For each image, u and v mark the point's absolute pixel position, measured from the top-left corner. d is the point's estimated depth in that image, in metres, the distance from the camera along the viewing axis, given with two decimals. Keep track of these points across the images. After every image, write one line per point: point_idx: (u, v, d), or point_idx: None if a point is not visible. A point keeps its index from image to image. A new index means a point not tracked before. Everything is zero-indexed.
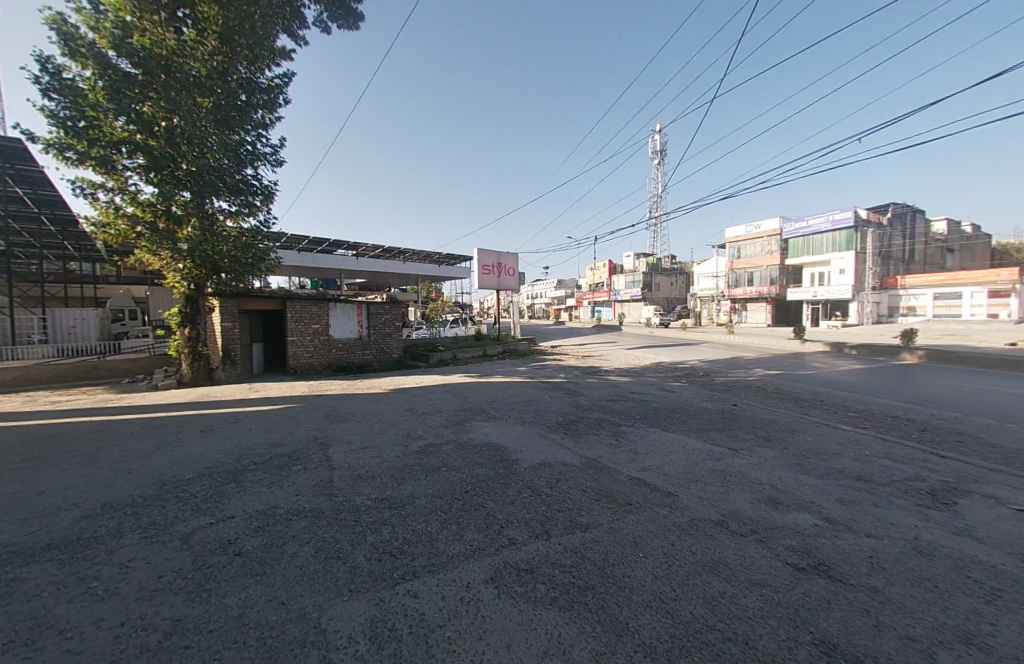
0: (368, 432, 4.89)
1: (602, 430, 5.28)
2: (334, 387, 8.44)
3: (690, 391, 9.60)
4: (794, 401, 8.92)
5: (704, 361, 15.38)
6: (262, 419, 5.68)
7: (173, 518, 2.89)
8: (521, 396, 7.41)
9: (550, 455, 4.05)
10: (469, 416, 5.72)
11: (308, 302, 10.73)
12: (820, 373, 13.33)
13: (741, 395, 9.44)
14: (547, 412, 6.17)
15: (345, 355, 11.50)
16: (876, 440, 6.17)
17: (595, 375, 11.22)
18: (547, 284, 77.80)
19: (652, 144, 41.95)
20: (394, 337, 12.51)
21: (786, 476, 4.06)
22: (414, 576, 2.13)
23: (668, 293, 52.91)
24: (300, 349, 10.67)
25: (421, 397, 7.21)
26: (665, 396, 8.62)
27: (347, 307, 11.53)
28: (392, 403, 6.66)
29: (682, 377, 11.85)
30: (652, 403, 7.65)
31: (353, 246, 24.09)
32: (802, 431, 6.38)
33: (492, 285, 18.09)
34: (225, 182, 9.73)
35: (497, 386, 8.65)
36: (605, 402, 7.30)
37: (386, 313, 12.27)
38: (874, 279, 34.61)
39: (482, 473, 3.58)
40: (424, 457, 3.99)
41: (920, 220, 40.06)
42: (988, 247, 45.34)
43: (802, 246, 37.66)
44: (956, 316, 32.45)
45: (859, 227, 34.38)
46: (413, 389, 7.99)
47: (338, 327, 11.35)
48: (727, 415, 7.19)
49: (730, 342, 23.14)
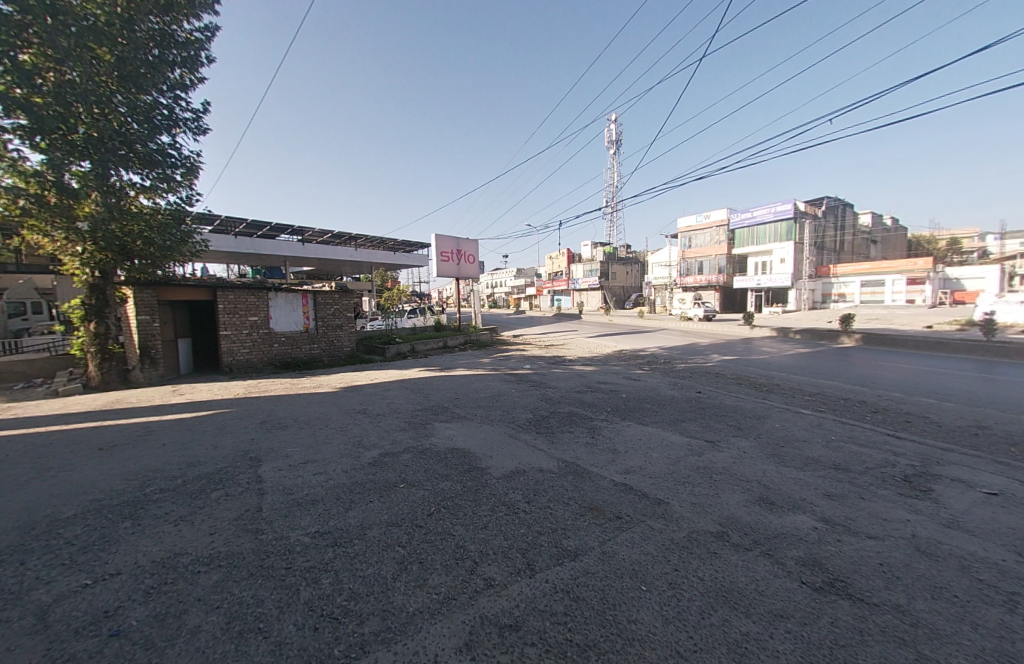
0: (311, 441, 4.20)
1: (576, 426, 4.91)
2: (276, 387, 7.52)
3: (655, 379, 9.56)
4: (754, 386, 9.08)
5: (664, 348, 15.63)
6: (180, 430, 4.79)
7: (30, 580, 2.14)
8: (486, 391, 6.90)
9: (523, 461, 3.61)
10: (430, 416, 5.14)
11: (242, 292, 9.58)
12: (771, 357, 13.93)
13: (705, 382, 9.50)
14: (515, 408, 5.72)
15: (289, 350, 10.43)
16: (836, 424, 6.29)
17: (560, 365, 10.95)
18: (506, 273, 77.43)
19: (609, 134, 42.19)
20: (346, 330, 11.53)
21: (769, 470, 3.89)
22: (362, 652, 1.59)
23: (624, 281, 54.19)
24: (235, 345, 9.52)
25: (376, 395, 6.52)
26: (633, 386, 8.44)
27: (290, 297, 10.42)
28: (342, 404, 5.94)
29: (645, 364, 11.87)
30: (621, 394, 7.42)
31: (299, 231, 22.28)
32: (770, 417, 6.38)
33: (451, 273, 17.30)
34: (135, 150, 8.32)
35: (459, 380, 8.08)
36: (574, 394, 6.98)
37: (335, 302, 11.25)
38: (810, 268, 37.23)
39: (447, 488, 3.07)
40: (378, 470, 3.41)
41: (849, 213, 43.37)
42: (902, 239, 50.30)
43: (748, 236, 39.61)
44: (879, 301, 35.74)
45: (798, 219, 36.63)
46: (366, 386, 7.25)
47: (280, 321, 10.25)
48: (696, 403, 7.10)
49: (685, 328, 23.86)
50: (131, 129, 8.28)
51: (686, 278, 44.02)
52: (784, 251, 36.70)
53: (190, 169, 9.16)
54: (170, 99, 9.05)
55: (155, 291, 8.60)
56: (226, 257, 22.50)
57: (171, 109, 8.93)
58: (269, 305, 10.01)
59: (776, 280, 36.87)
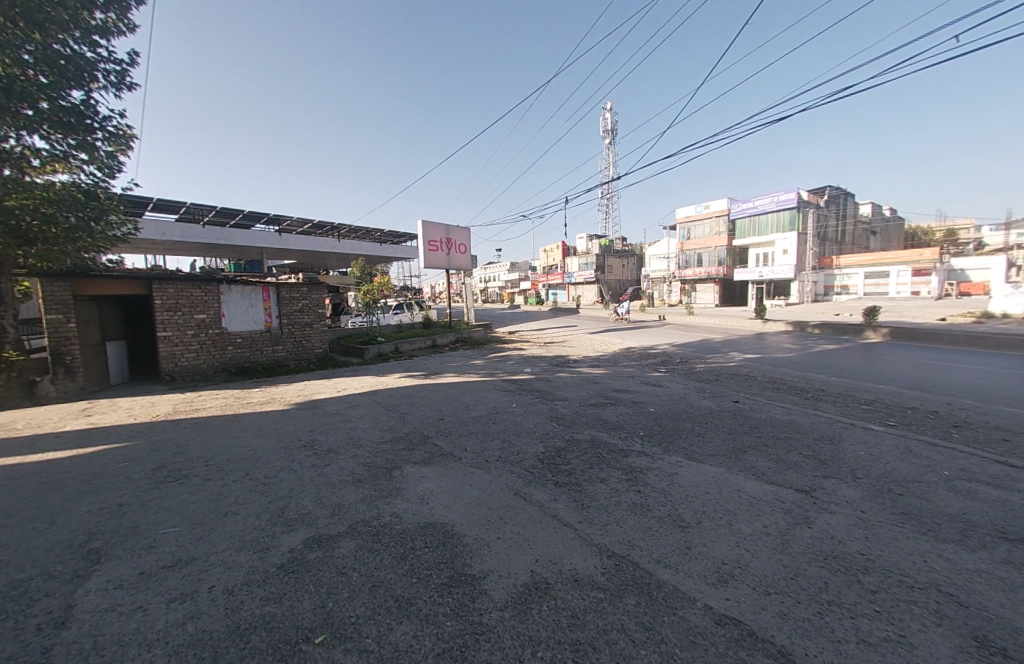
0: (202, 516, 2.68)
1: (606, 468, 3.45)
2: (214, 404, 5.97)
3: (679, 384, 8.10)
4: (796, 393, 7.66)
5: (675, 345, 14.18)
6: (27, 484, 3.26)
7: None
8: (479, 408, 5.38)
9: (542, 557, 2.14)
10: (398, 455, 3.61)
11: (185, 284, 8.01)
12: (796, 354, 12.56)
13: (738, 387, 8.06)
14: (518, 436, 4.22)
15: (247, 353, 8.84)
16: (934, 450, 4.84)
17: (566, 367, 9.44)
18: (499, 268, 75.57)
19: (603, 123, 40.60)
20: (317, 329, 9.93)
21: (930, 556, 2.43)
22: None
23: (621, 275, 52.76)
24: (177, 349, 7.94)
25: (335, 417, 4.99)
26: (659, 395, 6.94)
27: (246, 291, 8.80)
28: (284, 432, 4.41)
29: (660, 365, 10.41)
30: (648, 406, 5.94)
31: (275, 220, 20.54)
32: (848, 442, 4.90)
33: (440, 263, 15.67)
34: (38, 108, 6.65)
35: (446, 391, 6.52)
36: (592, 411, 5.47)
37: (303, 297, 9.64)
38: (813, 258, 36.11)
39: (408, 647, 1.59)
40: (288, 593, 1.91)
41: (851, 203, 42.25)
42: (901, 228, 49.52)
43: (749, 227, 38.31)
44: (883, 293, 34.79)
45: (801, 208, 35.41)
46: (327, 402, 5.72)
47: (235, 320, 8.64)
48: (746, 419, 5.63)
49: (692, 323, 22.37)
50: (29, 80, 6.55)
51: (685, 271, 42.74)
52: (786, 242, 35.56)
53: (115, 136, 7.52)
54: (89, 48, 7.32)
55: (69, 283, 6.96)
56: (196, 248, 20.75)
57: (91, 61, 7.25)
58: (220, 300, 8.43)
59: (778, 272, 35.72)
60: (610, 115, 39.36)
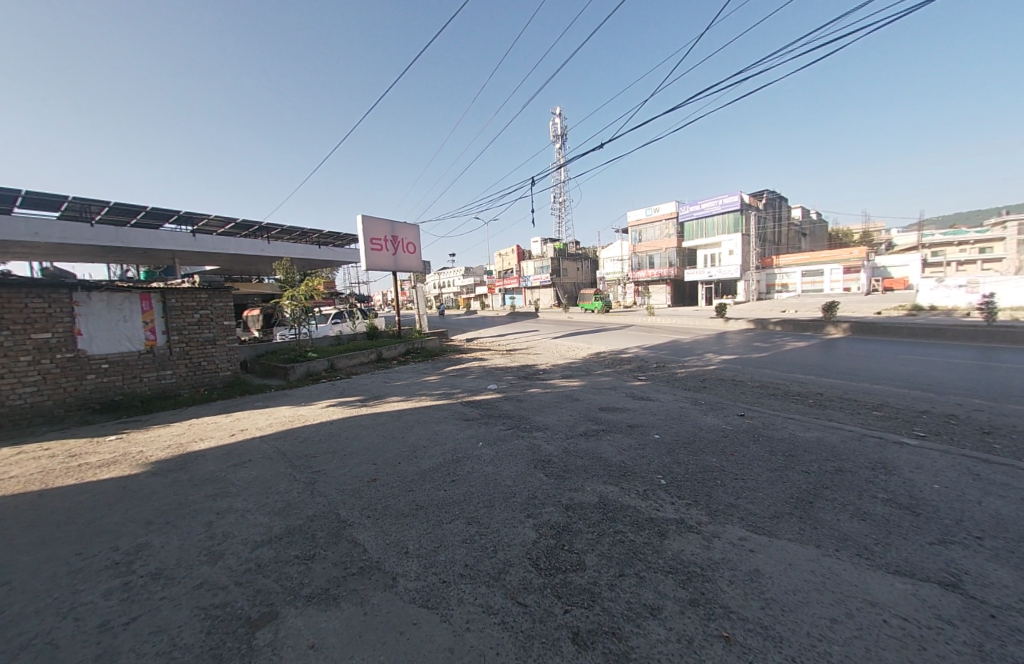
0: None
1: (644, 570, 2.07)
2: (25, 469, 3.93)
3: (668, 395, 6.97)
4: (797, 399, 6.76)
5: (646, 348, 13.24)
6: None
7: None
8: (430, 454, 3.80)
9: None
10: (284, 580, 2.03)
11: (16, 292, 5.77)
12: (768, 352, 12.01)
13: (734, 396, 6.99)
14: (491, 507, 2.72)
15: (118, 382, 6.62)
16: (1004, 472, 3.90)
17: (536, 381, 8.02)
18: (453, 274, 73.48)
19: (553, 126, 40.08)
20: (223, 346, 7.83)
21: None
22: None
23: (576, 278, 52.60)
24: (3, 383, 5.64)
25: (208, 487, 3.25)
26: (655, 412, 5.66)
27: (115, 299, 6.63)
28: (100, 530, 2.62)
29: (638, 371, 9.30)
30: (651, 431, 4.64)
31: (187, 219, 17.60)
32: (906, 470, 3.87)
33: (385, 265, 13.78)
34: None
35: (387, 425, 4.86)
36: (584, 445, 4.10)
37: (203, 306, 7.55)
38: (756, 258, 37.60)
39: None
40: None
41: (785, 206, 44.83)
42: (825, 231, 53.66)
43: (697, 228, 39.30)
44: (819, 290, 36.87)
45: (744, 210, 36.80)
46: (204, 458, 3.89)
47: (98, 339, 6.44)
48: (774, 444, 4.47)
49: (653, 323, 21.92)
50: None
51: (638, 272, 43.14)
52: (732, 243, 36.86)
53: None
54: None
55: None
56: (86, 252, 17.26)
57: None
58: (75, 313, 6.24)
59: (726, 272, 36.85)
60: (560, 119, 38.80)
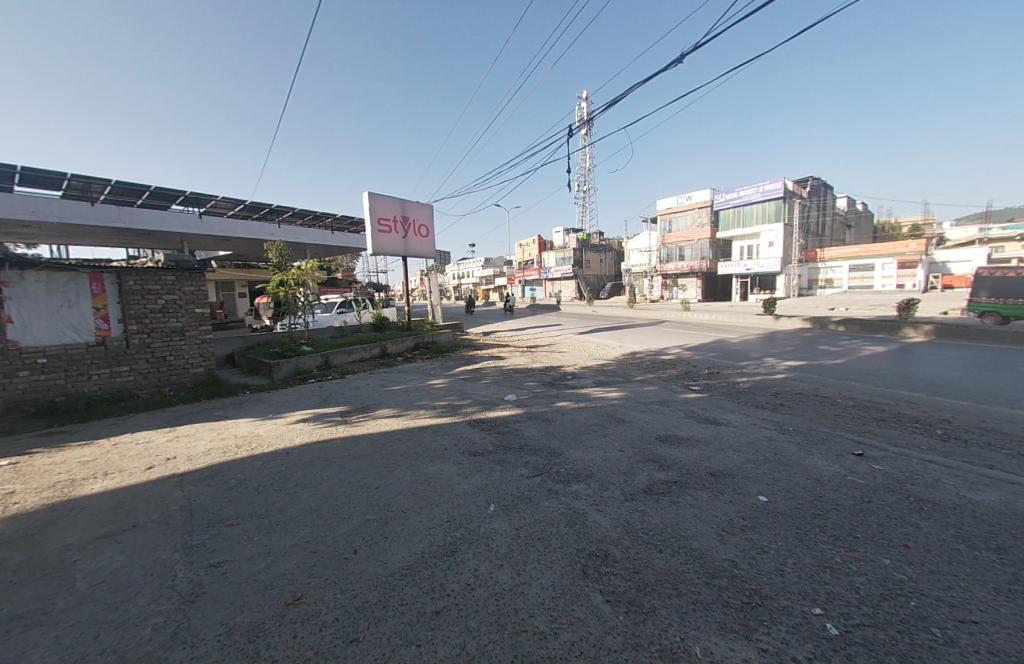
0: None
1: None
2: None
3: (738, 415, 5.33)
4: (919, 428, 5.00)
5: (688, 348, 11.46)
6: None
7: None
8: (412, 527, 2.36)
9: None
10: None
11: None
12: (838, 356, 10.08)
13: (828, 421, 5.28)
14: None
15: (58, 379, 5.48)
16: None
17: (564, 389, 6.49)
18: (474, 264, 72.19)
19: (578, 109, 37.75)
20: (193, 338, 6.61)
21: None
22: None
23: (600, 270, 50.42)
24: None
25: (16, 596, 1.88)
26: (734, 447, 4.07)
27: (55, 281, 5.49)
28: None
29: (688, 379, 7.65)
30: (751, 489, 3.06)
31: (194, 199, 16.75)
32: None
33: (394, 248, 12.41)
34: None
35: (362, 459, 3.44)
36: (657, 517, 2.58)
37: (167, 290, 6.33)
38: (799, 251, 34.69)
39: None
40: None
41: (830, 194, 41.34)
42: (872, 222, 49.64)
43: (733, 218, 36.54)
44: (869, 286, 33.63)
45: (787, 198, 33.79)
46: (74, 519, 2.57)
47: (33, 329, 5.31)
48: (953, 519, 2.82)
49: (689, 319, 19.91)
50: None
51: (667, 264, 40.56)
52: (772, 234, 34.04)
53: None
54: None
55: None
56: (93, 234, 16.64)
57: None
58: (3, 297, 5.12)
59: (764, 266, 34.20)
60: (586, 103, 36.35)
